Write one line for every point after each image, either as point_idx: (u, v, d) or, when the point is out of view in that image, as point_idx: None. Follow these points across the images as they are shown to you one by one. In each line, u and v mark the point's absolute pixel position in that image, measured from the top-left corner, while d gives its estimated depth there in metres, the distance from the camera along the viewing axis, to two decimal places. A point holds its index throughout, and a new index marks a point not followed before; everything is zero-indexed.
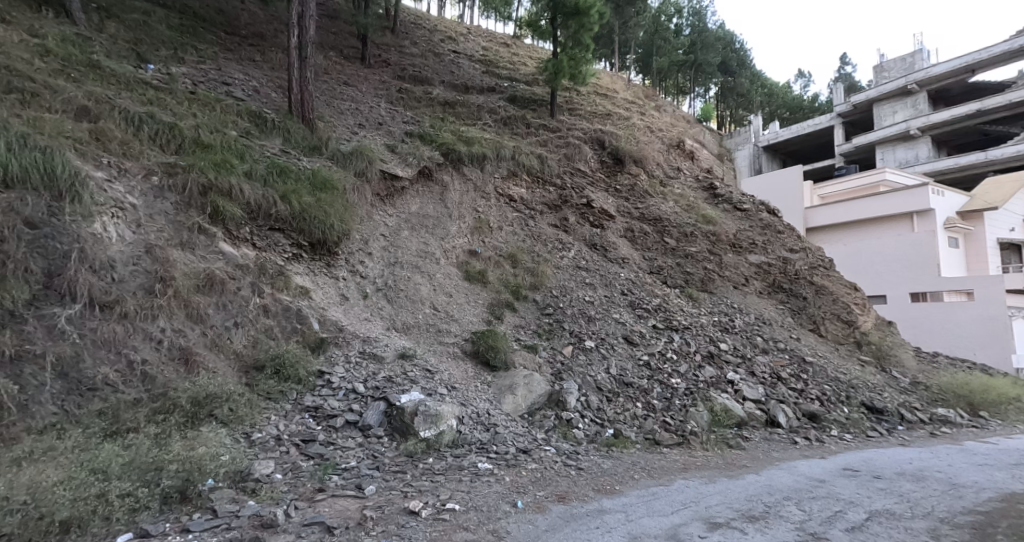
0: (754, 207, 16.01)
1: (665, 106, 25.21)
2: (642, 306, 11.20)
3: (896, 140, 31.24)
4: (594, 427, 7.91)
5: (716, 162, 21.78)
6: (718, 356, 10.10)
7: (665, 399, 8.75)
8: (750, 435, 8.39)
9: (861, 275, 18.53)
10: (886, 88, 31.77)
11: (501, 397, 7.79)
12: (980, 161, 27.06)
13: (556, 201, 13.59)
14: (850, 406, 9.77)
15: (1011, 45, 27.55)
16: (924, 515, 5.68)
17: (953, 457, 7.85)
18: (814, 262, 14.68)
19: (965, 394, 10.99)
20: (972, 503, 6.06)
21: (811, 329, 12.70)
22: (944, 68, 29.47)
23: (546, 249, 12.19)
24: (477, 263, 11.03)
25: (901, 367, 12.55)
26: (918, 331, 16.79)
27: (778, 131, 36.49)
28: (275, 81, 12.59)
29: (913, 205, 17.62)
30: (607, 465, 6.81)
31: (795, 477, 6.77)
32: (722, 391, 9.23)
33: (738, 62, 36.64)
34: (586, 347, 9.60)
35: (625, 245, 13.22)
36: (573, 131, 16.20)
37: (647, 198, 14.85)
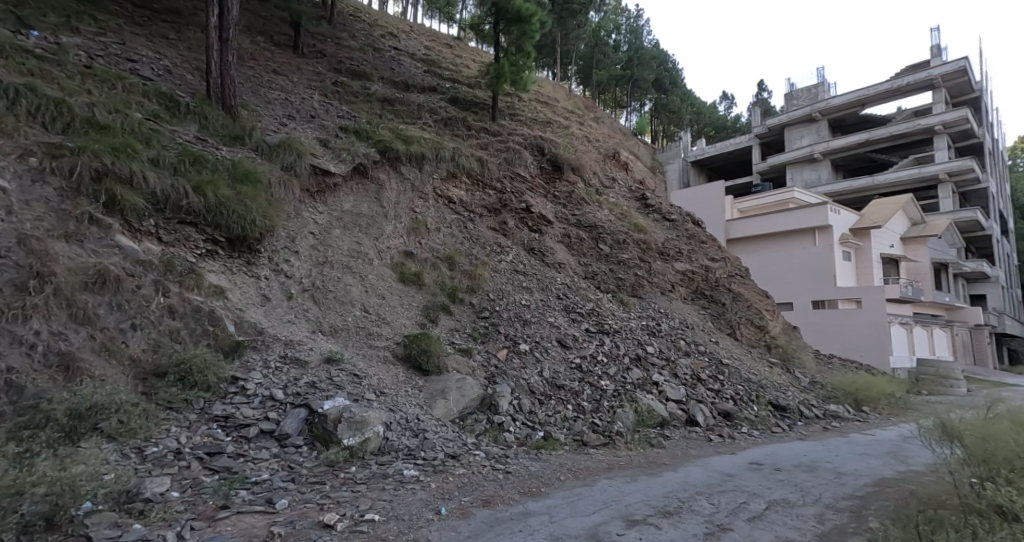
0: (681, 218, 16.81)
1: (603, 116, 25.97)
2: (576, 310, 11.39)
3: (802, 162, 33.70)
4: (524, 429, 7.94)
5: (648, 173, 22.69)
6: (644, 358, 10.45)
7: (594, 400, 8.93)
8: (670, 434, 8.71)
9: (772, 283, 19.79)
10: (794, 114, 34.32)
11: (431, 402, 7.65)
12: (869, 184, 29.74)
13: (496, 205, 13.62)
14: (759, 404, 10.39)
15: (893, 84, 30.52)
16: (812, 502, 6.11)
17: (842, 449, 8.54)
18: (732, 271, 15.59)
19: (853, 391, 12.01)
20: (852, 489, 6.59)
21: (728, 334, 13.42)
22: (841, 99, 32.25)
23: (484, 252, 12.16)
24: (412, 264, 10.82)
25: (803, 368, 13.55)
26: (816, 334, 18.03)
27: (704, 147, 38.45)
28: (190, 62, 11.79)
29: (815, 221, 19.08)
30: (536, 468, 6.84)
31: (707, 473, 7.08)
32: (648, 393, 9.54)
33: (670, 80, 38.51)
34: (521, 350, 9.63)
35: (562, 250, 13.41)
36: (514, 136, 16.29)
37: (584, 205, 15.17)
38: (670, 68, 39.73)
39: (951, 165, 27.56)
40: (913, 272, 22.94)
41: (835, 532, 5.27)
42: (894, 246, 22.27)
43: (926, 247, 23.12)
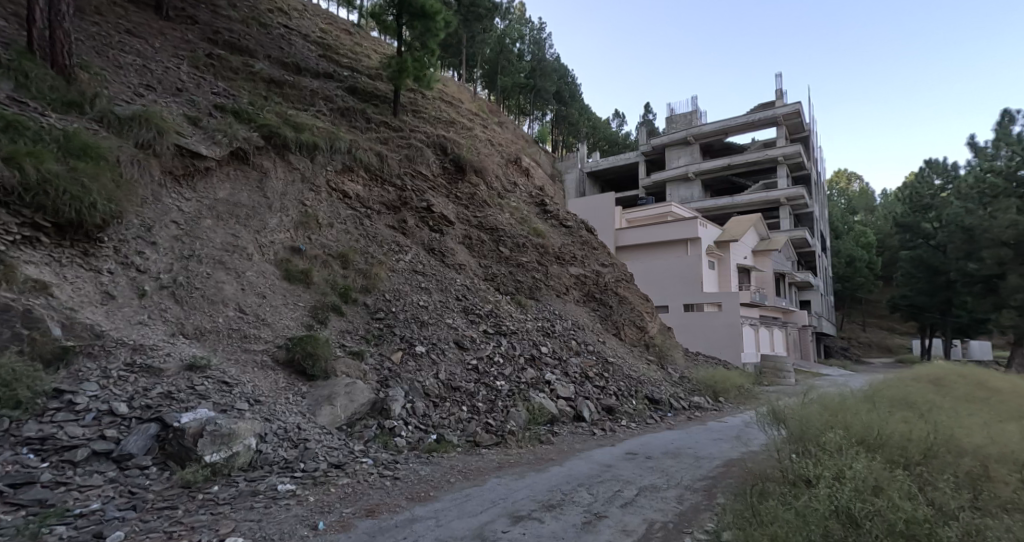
0: (576, 225, 17.38)
1: (507, 121, 26.11)
2: (474, 311, 11.19)
3: (677, 180, 36.59)
4: (417, 433, 7.58)
5: (548, 180, 23.18)
6: (539, 358, 10.52)
7: (488, 401, 8.78)
8: (559, 430, 8.81)
9: (651, 288, 21.17)
10: (671, 136, 37.08)
11: (316, 409, 7.03)
12: (729, 203, 33.27)
13: (395, 203, 13.06)
14: (637, 399, 10.91)
15: (750, 118, 34.13)
16: (676, 485, 6.51)
17: (702, 435, 9.21)
18: (619, 276, 16.42)
19: (713, 384, 13.05)
20: (707, 470, 7.13)
21: (614, 334, 14.00)
22: (710, 126, 35.36)
23: (381, 250, 11.58)
24: (298, 261, 9.99)
25: (675, 364, 14.57)
26: (689, 335, 19.86)
27: (599, 160, 40.72)
28: (6, 8, 9.97)
29: (686, 234, 20.73)
30: (426, 472, 6.52)
31: (589, 465, 7.22)
32: (540, 392, 9.58)
33: (569, 94, 40.11)
34: (416, 353, 9.22)
35: (462, 251, 13.17)
36: (415, 133, 15.78)
37: (485, 208, 15.07)
38: (570, 82, 41.15)
39: (786, 191, 31.32)
40: (761, 280, 25.77)
41: (693, 512, 5.65)
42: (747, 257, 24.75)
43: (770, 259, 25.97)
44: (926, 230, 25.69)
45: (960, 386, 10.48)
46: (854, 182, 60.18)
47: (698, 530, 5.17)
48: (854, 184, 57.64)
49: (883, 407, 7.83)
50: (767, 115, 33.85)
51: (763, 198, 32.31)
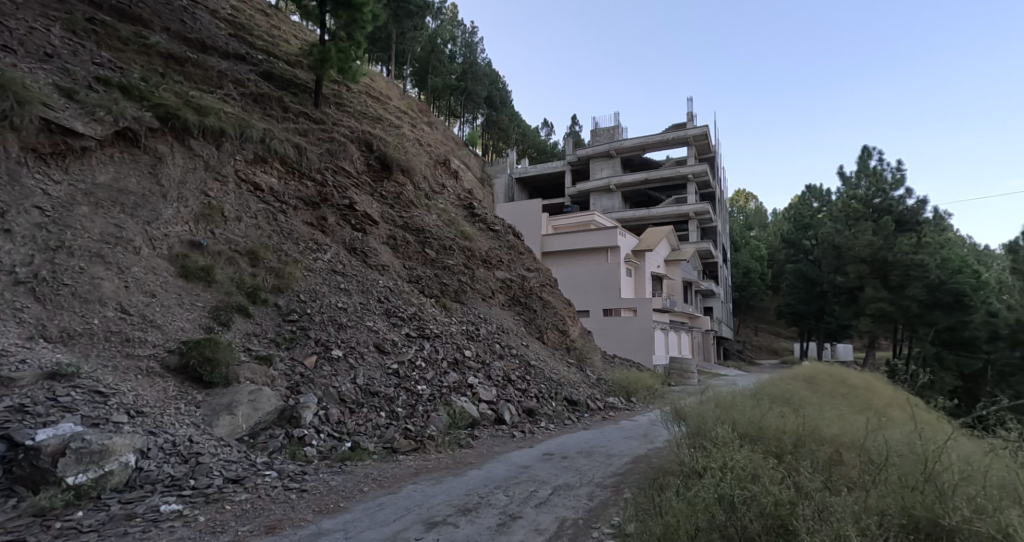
0: (503, 229, 17.27)
1: (437, 122, 25.52)
2: (397, 314, 10.64)
3: (599, 191, 37.65)
4: (329, 442, 7.02)
5: (477, 184, 22.91)
6: (462, 362, 10.19)
7: (408, 406, 8.33)
8: (479, 434, 8.56)
9: (572, 293, 21.55)
10: (594, 148, 38.11)
11: (213, 419, 6.32)
12: (645, 214, 34.72)
13: (314, 198, 12.28)
14: (556, 400, 10.88)
15: (666, 136, 35.85)
16: (587, 482, 6.51)
17: (614, 434, 9.33)
18: (544, 281, 16.49)
19: (627, 385, 13.37)
20: (617, 466, 7.21)
21: (538, 337, 13.98)
22: (630, 141, 36.74)
23: (296, 248, 10.78)
24: (198, 257, 9.04)
25: (594, 367, 14.82)
26: (606, 338, 20.42)
27: (528, 167, 41.04)
28: None
29: (606, 242, 21.30)
30: (336, 482, 6.01)
31: (507, 467, 7.04)
32: (462, 396, 9.27)
33: (500, 100, 40.18)
34: (333, 357, 8.57)
35: (386, 252, 12.60)
36: (338, 127, 14.96)
37: (412, 208, 14.56)
38: (501, 88, 41.14)
39: (695, 206, 33.21)
40: (672, 287, 27.04)
41: (601, 507, 5.71)
42: (660, 266, 25.89)
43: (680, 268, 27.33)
44: (805, 246, 28.99)
45: (835, 383, 11.37)
46: (751, 201, 64.17)
47: (604, 524, 5.22)
48: (748, 203, 62.97)
49: (764, 403, 8.37)
50: (681, 135, 35.72)
51: (676, 211, 33.99)
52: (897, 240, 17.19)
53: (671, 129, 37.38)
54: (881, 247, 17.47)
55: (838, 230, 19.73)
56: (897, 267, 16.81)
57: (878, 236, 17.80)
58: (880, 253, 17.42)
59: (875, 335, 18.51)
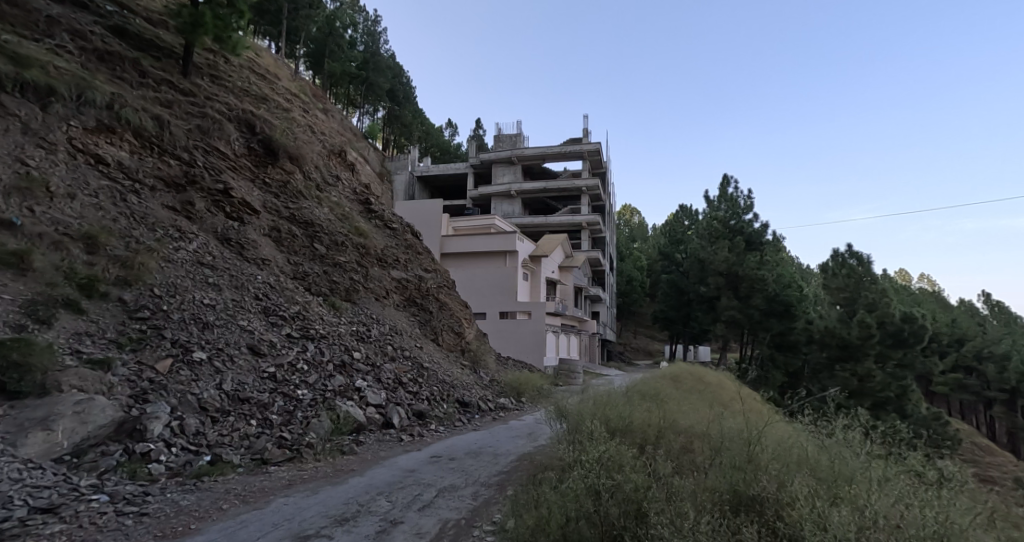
0: (401, 228, 16.33)
1: (333, 110, 23.78)
2: (276, 313, 9.33)
3: (500, 195, 37.69)
4: (183, 456, 5.83)
5: (375, 179, 21.65)
6: (350, 365, 9.10)
7: (285, 413, 7.25)
8: (366, 440, 7.65)
9: (470, 295, 21.06)
10: (497, 153, 38.12)
11: (17, 437, 4.91)
12: (543, 221, 35.32)
13: (178, 180, 10.63)
14: (447, 403, 10.09)
15: (565, 148, 36.74)
16: (471, 483, 6.04)
17: (502, 434, 8.95)
18: (442, 282, 15.84)
19: (519, 387, 13.12)
20: (502, 465, 6.84)
21: (432, 339, 13.27)
22: (531, 149, 37.20)
23: (152, 235, 9.12)
24: (8, 238, 7.23)
25: (488, 369, 14.43)
26: (500, 339, 20.16)
27: (430, 166, 40.08)
28: None
29: (504, 246, 21.19)
30: (188, 502, 4.95)
31: (391, 472, 6.33)
32: (348, 400, 8.24)
33: (404, 95, 38.81)
34: (193, 360, 7.17)
35: (268, 245, 11.23)
36: (213, 102, 13.22)
37: (300, 199, 13.21)
38: (404, 82, 39.69)
39: (588, 216, 34.42)
40: (565, 293, 27.65)
41: (484, 505, 5.28)
42: (555, 272, 26.32)
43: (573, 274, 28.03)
44: (678, 259, 31.47)
45: (712, 386, 11.99)
46: (637, 216, 68.14)
47: (485, 522, 4.81)
48: (634, 218, 66.94)
49: (634, 399, 8.55)
50: (579, 148, 36.83)
51: (571, 221, 34.93)
52: (746, 257, 18.92)
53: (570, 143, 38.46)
54: (735, 263, 19.05)
55: (702, 246, 21.62)
56: (746, 280, 18.47)
57: (732, 253, 19.49)
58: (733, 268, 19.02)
59: (728, 339, 20.44)
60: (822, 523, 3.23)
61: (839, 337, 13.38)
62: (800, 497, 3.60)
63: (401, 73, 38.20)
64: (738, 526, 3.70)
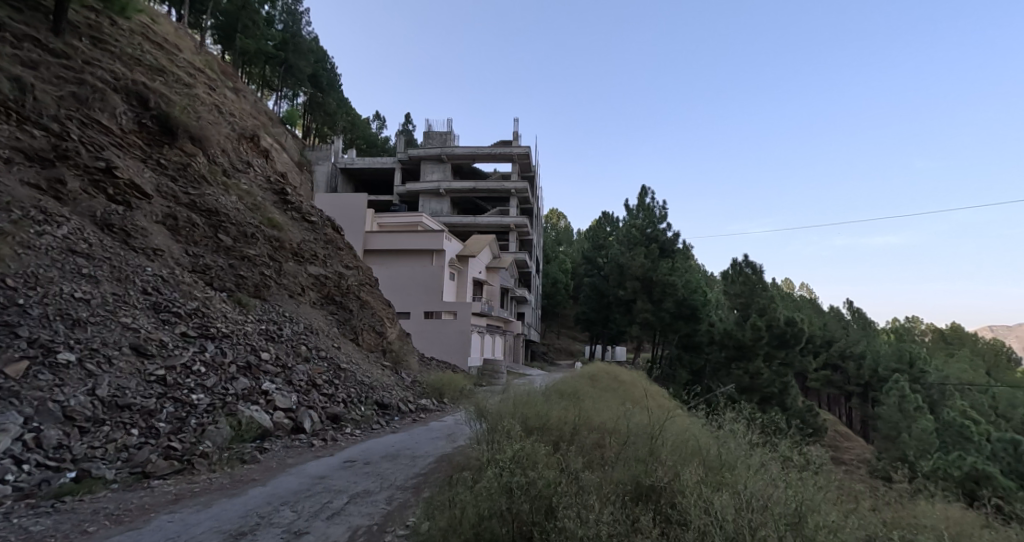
0: (320, 221, 15.72)
1: (247, 91, 22.18)
2: (169, 310, 8.53)
3: (429, 193, 37.32)
4: (39, 474, 5.15)
5: (293, 169, 20.74)
6: (257, 366, 8.61)
7: (174, 420, 6.66)
8: (271, 447, 7.29)
9: (394, 294, 20.75)
10: (427, 150, 37.66)
11: None
12: (471, 221, 35.43)
13: (48, 154, 9.46)
14: (365, 405, 9.92)
15: (495, 149, 37.01)
16: (387, 486, 6.12)
17: (421, 435, 9.02)
18: (363, 280, 15.54)
19: (441, 388, 13.14)
20: (420, 467, 6.94)
21: (351, 339, 13.01)
22: (461, 148, 37.14)
23: (9, 217, 7.80)
24: None
25: (409, 370, 14.34)
26: (424, 339, 20.05)
27: (354, 158, 38.86)
28: None
29: (431, 245, 21.09)
30: (42, 528, 4.43)
31: (298, 480, 6.19)
32: (253, 404, 7.81)
33: (327, 82, 37.27)
34: (57, 363, 6.30)
35: (161, 233, 10.41)
36: (92, 68, 11.61)
37: (203, 184, 12.39)
38: (326, 69, 37.99)
39: (516, 219, 35.08)
40: (491, 294, 27.88)
41: (400, 508, 5.38)
42: (482, 273, 26.56)
43: (500, 275, 28.34)
44: (599, 263, 32.75)
45: (624, 385, 12.65)
46: (563, 220, 69.95)
47: (398, 526, 4.90)
48: (560, 221, 68.72)
49: (552, 399, 8.88)
50: (509, 151, 37.24)
51: (499, 222, 35.31)
52: (659, 263, 20.15)
53: (500, 144, 38.77)
54: (650, 268, 20.19)
55: (622, 252, 22.53)
56: (659, 285, 19.65)
57: (647, 259, 20.64)
58: (649, 273, 20.12)
59: (642, 339, 21.56)
60: (706, 506, 3.62)
61: (735, 338, 14.59)
62: (690, 487, 3.99)
63: (324, 58, 36.64)
64: (636, 514, 4.08)
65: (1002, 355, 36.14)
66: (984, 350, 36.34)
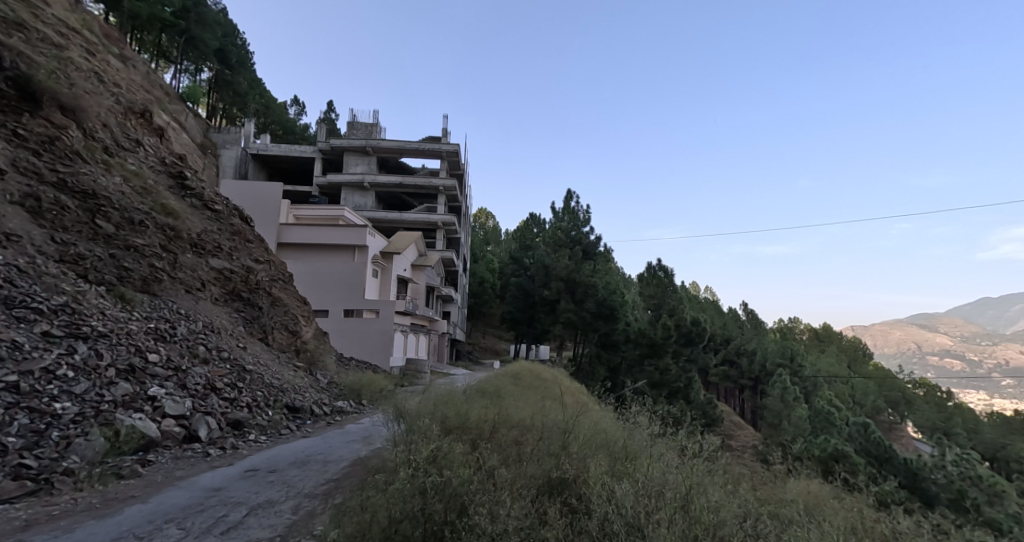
0: (226, 210, 14.64)
1: (138, 60, 19.83)
2: (28, 306, 7.53)
3: (352, 186, 36.10)
4: None
5: (186, 148, 19.26)
6: (142, 369, 7.88)
7: (30, 432, 5.91)
8: (156, 459, 6.73)
9: (312, 291, 19.89)
10: (351, 142, 36.35)
11: None
12: (396, 217, 34.70)
13: None
14: (274, 409, 9.48)
15: (423, 146, 36.52)
16: (294, 495, 5.93)
17: (336, 438, 8.80)
18: (275, 275, 14.79)
19: (360, 389, 12.82)
20: (332, 473, 6.77)
21: (260, 339, 12.37)
22: (387, 142, 36.27)
23: None
24: None
25: (325, 370, 13.84)
26: (343, 339, 19.40)
27: (268, 144, 36.58)
28: None
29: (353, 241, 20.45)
30: None
31: (189, 494, 5.83)
32: (135, 412, 7.15)
33: (236, 59, 34.66)
34: None
35: (19, 218, 8.93)
36: None
37: (75, 160, 10.76)
38: (236, 45, 35.22)
39: (443, 216, 34.80)
40: (416, 292, 27.43)
41: (306, 518, 5.24)
42: (407, 271, 26.08)
43: (425, 273, 27.97)
44: (525, 263, 33.26)
45: (543, 383, 12.91)
46: (490, 219, 69.96)
47: (306, 536, 4.79)
48: (488, 220, 68.99)
49: (472, 397, 8.93)
50: (437, 148, 36.83)
51: (426, 219, 34.89)
52: (582, 265, 20.79)
53: (428, 141, 38.27)
54: (574, 270, 20.69)
55: (548, 253, 22.89)
56: (582, 286, 20.23)
57: (572, 261, 21.15)
58: (574, 274, 20.63)
59: (564, 338, 22.13)
60: (607, 496, 3.83)
61: (648, 337, 15.40)
62: (593, 479, 4.22)
63: (232, 33, 34.25)
64: (543, 507, 4.27)
65: (859, 352, 41.66)
66: (846, 347, 41.63)
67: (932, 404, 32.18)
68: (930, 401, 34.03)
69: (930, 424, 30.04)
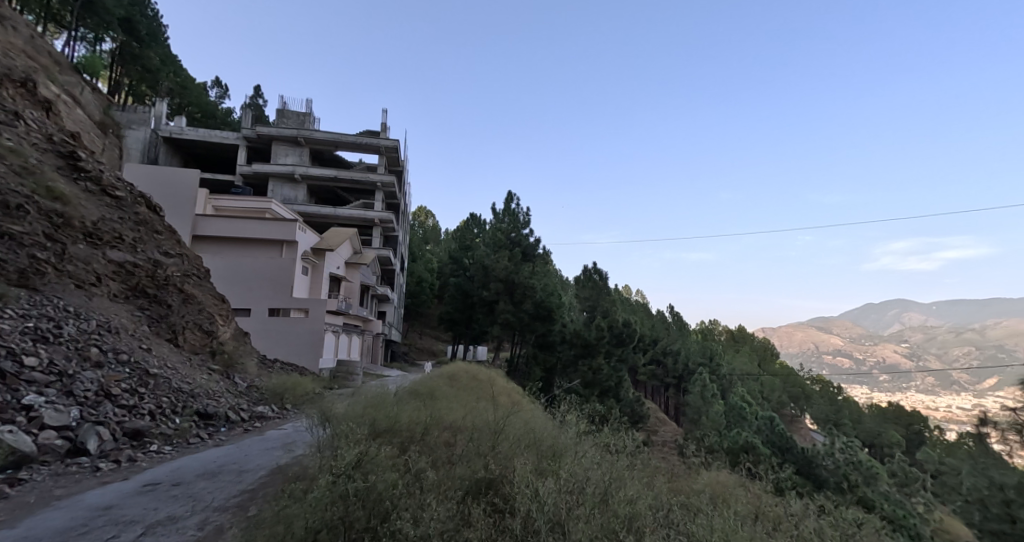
0: (129, 196, 13.35)
1: (20, 22, 17.62)
2: None
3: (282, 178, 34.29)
4: None
5: (75, 124, 17.20)
6: (12, 375, 7.02)
7: None
8: (29, 476, 5.93)
9: (233, 288, 18.58)
10: (281, 131, 34.51)
11: None
12: (329, 212, 33.23)
13: None
14: (181, 416, 8.66)
15: (359, 140, 35.28)
16: (201, 509, 5.39)
17: (253, 447, 8.16)
18: (187, 270, 13.67)
19: (283, 392, 12.06)
20: (247, 483, 6.22)
21: (167, 339, 11.36)
22: (321, 134, 34.73)
23: None
24: None
25: (245, 373, 12.93)
26: (267, 339, 18.24)
27: (182, 127, 33.87)
28: None
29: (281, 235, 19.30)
30: None
31: (70, 515, 5.15)
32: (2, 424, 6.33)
33: (147, 32, 31.81)
34: None
35: None
36: None
37: None
38: (146, 17, 32.36)
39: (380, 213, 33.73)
40: (349, 291, 26.37)
41: (212, 535, 4.73)
42: (340, 267, 25.01)
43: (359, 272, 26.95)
44: (463, 263, 32.87)
45: (479, 384, 12.68)
46: (429, 218, 68.64)
47: None
48: (427, 218, 67.82)
49: (404, 400, 8.53)
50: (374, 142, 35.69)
51: (361, 215, 33.67)
52: (522, 267, 20.65)
53: (364, 135, 37.03)
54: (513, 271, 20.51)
55: (487, 253, 22.67)
56: (520, 287, 20.13)
57: (511, 262, 20.91)
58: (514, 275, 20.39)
59: (501, 338, 21.95)
60: (531, 493, 3.69)
61: (583, 339, 15.53)
62: (519, 477, 4.06)
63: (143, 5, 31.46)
64: (468, 508, 4.06)
65: (770, 351, 44.71)
66: (758, 346, 44.63)
67: (827, 398, 35.28)
68: (827, 395, 37.21)
69: (824, 416, 32.95)
